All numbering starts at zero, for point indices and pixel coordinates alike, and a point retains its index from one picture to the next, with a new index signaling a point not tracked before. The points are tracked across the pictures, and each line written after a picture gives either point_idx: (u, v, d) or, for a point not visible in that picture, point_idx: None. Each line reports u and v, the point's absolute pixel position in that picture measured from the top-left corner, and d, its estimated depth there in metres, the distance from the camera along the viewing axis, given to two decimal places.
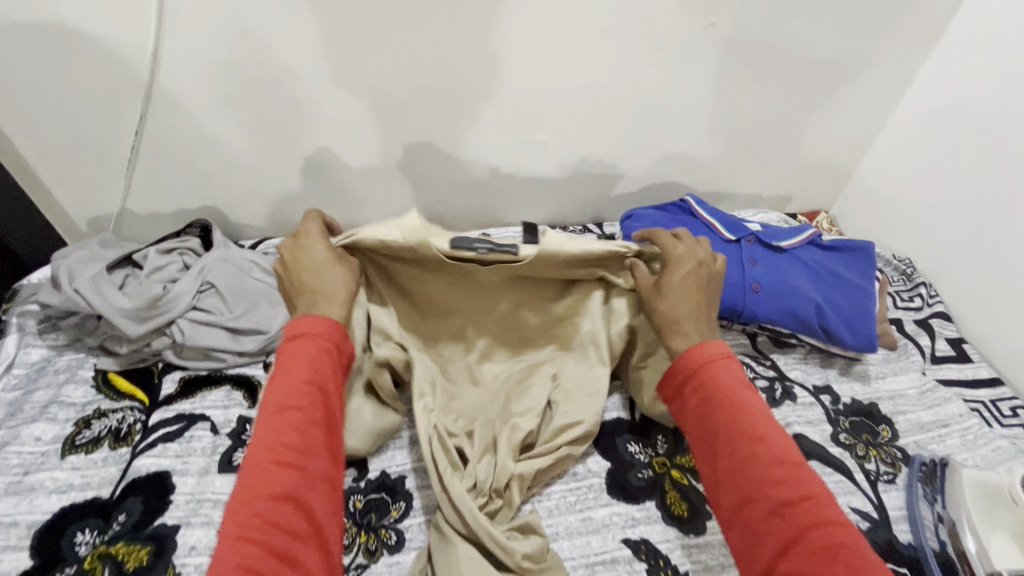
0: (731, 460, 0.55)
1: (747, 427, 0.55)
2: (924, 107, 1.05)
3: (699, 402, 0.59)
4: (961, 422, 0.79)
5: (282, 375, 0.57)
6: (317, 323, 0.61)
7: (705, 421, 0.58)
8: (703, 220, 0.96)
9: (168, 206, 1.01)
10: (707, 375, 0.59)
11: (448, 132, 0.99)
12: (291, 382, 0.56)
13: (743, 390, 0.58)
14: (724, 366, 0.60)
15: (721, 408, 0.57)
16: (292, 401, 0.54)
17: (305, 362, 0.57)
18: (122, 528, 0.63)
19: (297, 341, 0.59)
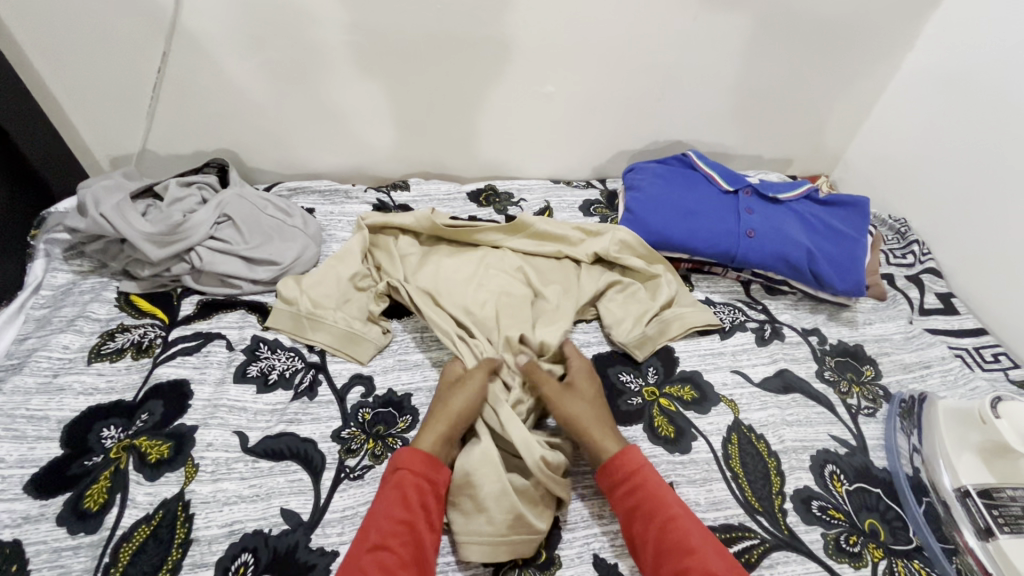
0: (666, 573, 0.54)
1: (676, 541, 0.55)
2: (928, 70, 1.06)
3: (630, 512, 0.59)
4: (942, 364, 0.82)
5: (380, 504, 0.57)
6: (417, 458, 0.61)
7: (635, 531, 0.58)
8: (703, 172, 0.99)
9: (188, 146, 1.05)
10: (638, 483, 0.60)
11: (458, 81, 1.02)
12: (387, 514, 0.56)
13: (672, 500, 0.59)
14: (650, 475, 0.61)
15: (652, 518, 0.58)
16: (385, 532, 0.54)
17: (398, 500, 0.57)
18: (144, 425, 0.68)
19: (394, 474, 0.60)
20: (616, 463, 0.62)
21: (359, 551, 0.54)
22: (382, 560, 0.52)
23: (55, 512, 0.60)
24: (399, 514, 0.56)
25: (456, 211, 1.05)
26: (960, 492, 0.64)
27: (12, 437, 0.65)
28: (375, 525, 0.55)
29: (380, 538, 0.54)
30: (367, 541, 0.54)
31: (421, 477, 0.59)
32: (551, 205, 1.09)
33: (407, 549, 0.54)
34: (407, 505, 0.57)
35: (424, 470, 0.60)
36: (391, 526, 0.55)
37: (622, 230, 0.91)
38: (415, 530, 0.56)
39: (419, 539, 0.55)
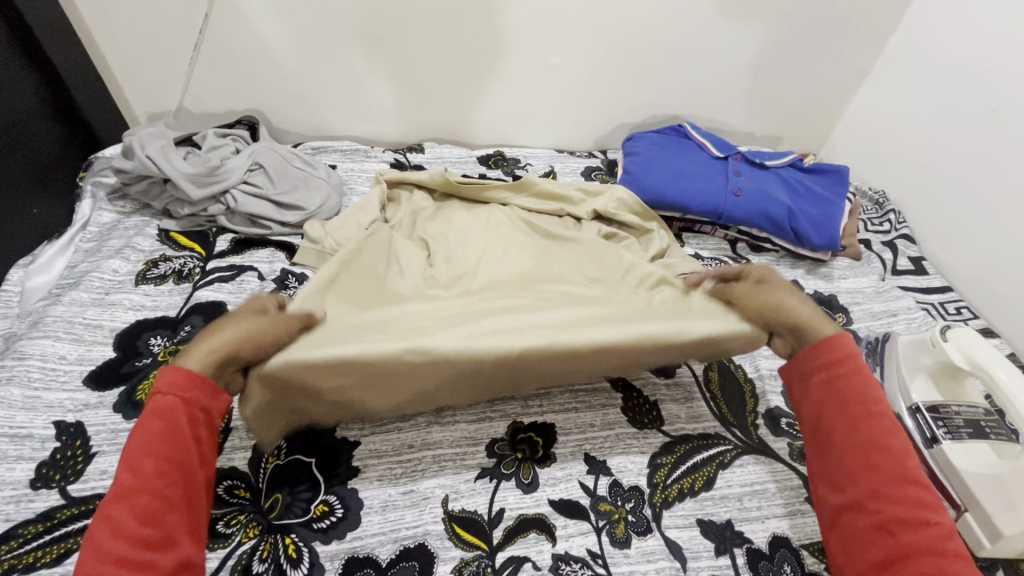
0: (846, 459, 0.56)
1: (872, 436, 0.55)
2: (907, 53, 1.14)
3: (825, 396, 0.59)
4: (908, 313, 0.90)
5: (141, 440, 0.48)
6: (189, 384, 0.51)
7: (826, 414, 0.59)
8: (696, 141, 1.07)
9: (221, 105, 1.13)
10: (843, 371, 0.59)
11: (470, 50, 1.10)
12: (148, 451, 0.48)
13: (875, 395, 0.58)
14: (860, 366, 0.59)
15: (848, 408, 0.57)
16: (152, 471, 0.47)
17: (163, 434, 0.48)
18: (187, 336, 0.76)
19: (158, 401, 0.50)
20: (823, 350, 0.61)
21: (112, 497, 0.46)
22: (139, 507, 0.45)
23: (112, 401, 0.68)
24: (164, 448, 0.48)
25: (466, 172, 1.14)
26: (913, 408, 0.71)
27: (71, 339, 0.73)
28: (132, 466, 0.47)
29: (138, 479, 0.46)
30: (125, 484, 0.46)
31: (193, 407, 0.51)
32: (555, 169, 1.17)
33: (175, 490, 0.48)
34: (176, 439, 0.49)
35: (199, 399, 0.51)
36: (152, 466, 0.47)
37: (619, 189, 0.99)
38: (184, 467, 0.49)
39: (189, 477, 0.50)
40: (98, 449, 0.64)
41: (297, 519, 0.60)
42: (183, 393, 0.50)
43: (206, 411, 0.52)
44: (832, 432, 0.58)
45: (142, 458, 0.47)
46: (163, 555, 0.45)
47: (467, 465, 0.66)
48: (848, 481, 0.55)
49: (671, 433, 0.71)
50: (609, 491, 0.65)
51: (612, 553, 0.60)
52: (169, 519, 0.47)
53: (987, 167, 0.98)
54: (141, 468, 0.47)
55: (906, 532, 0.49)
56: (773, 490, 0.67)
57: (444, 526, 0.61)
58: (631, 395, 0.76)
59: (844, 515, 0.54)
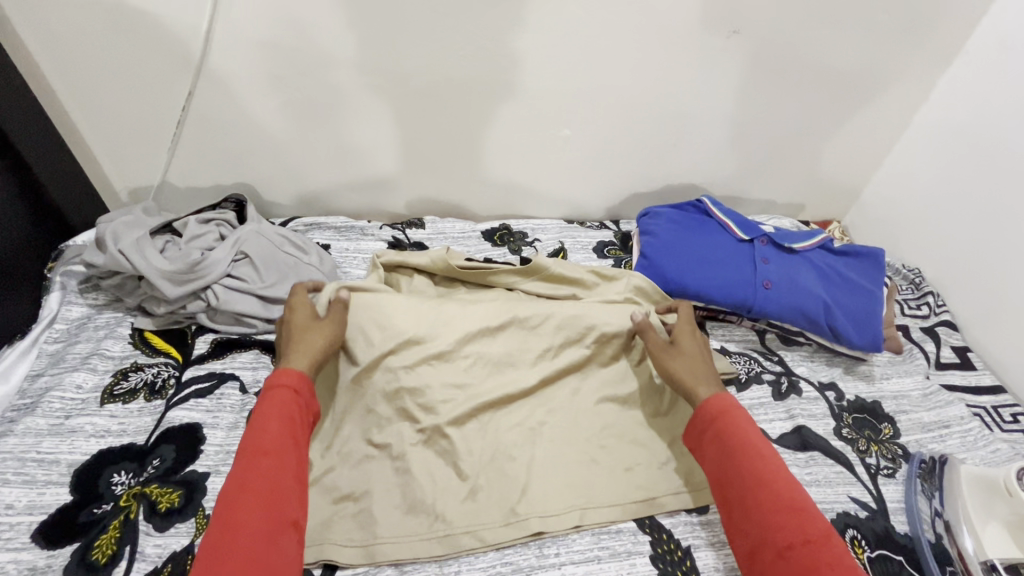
0: (739, 504, 0.57)
1: (757, 476, 0.57)
2: (939, 122, 1.08)
3: (715, 451, 0.61)
4: (961, 424, 0.81)
5: (268, 418, 0.58)
6: (299, 381, 0.62)
7: (719, 466, 0.60)
8: (717, 220, 0.99)
9: (207, 180, 1.06)
10: (721, 425, 0.62)
11: (475, 122, 1.03)
12: (271, 427, 0.57)
13: (756, 435, 0.60)
14: (737, 416, 0.63)
15: (730, 455, 0.59)
16: (277, 441, 0.56)
17: (282, 414, 0.58)
18: (155, 472, 0.67)
19: (275, 391, 0.61)
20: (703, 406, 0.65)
21: (241, 463, 0.54)
22: (265, 469, 0.54)
23: (63, 562, 0.59)
24: (283, 427, 0.58)
25: (470, 251, 1.06)
26: (988, 565, 0.63)
27: (21, 481, 0.64)
28: (259, 437, 0.56)
29: (263, 448, 0.55)
30: (253, 450, 0.55)
31: (302, 397, 0.62)
32: (565, 246, 1.09)
33: (291, 459, 0.56)
34: (292, 422, 0.59)
35: (305, 393, 0.62)
36: (277, 437, 0.56)
37: (636, 278, 0.92)
38: (298, 444, 0.58)
39: (300, 453, 0.58)
40: None
41: None
42: (298, 385, 0.61)
43: (309, 405, 0.63)
44: (724, 482, 0.59)
45: (263, 434, 0.56)
46: (285, 509, 0.52)
47: None
48: (747, 525, 0.55)
49: None
50: None
51: None
52: (287, 482, 0.54)
53: None
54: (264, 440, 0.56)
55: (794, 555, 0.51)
56: None
57: None
58: (660, 539, 0.67)
59: (754, 556, 0.54)
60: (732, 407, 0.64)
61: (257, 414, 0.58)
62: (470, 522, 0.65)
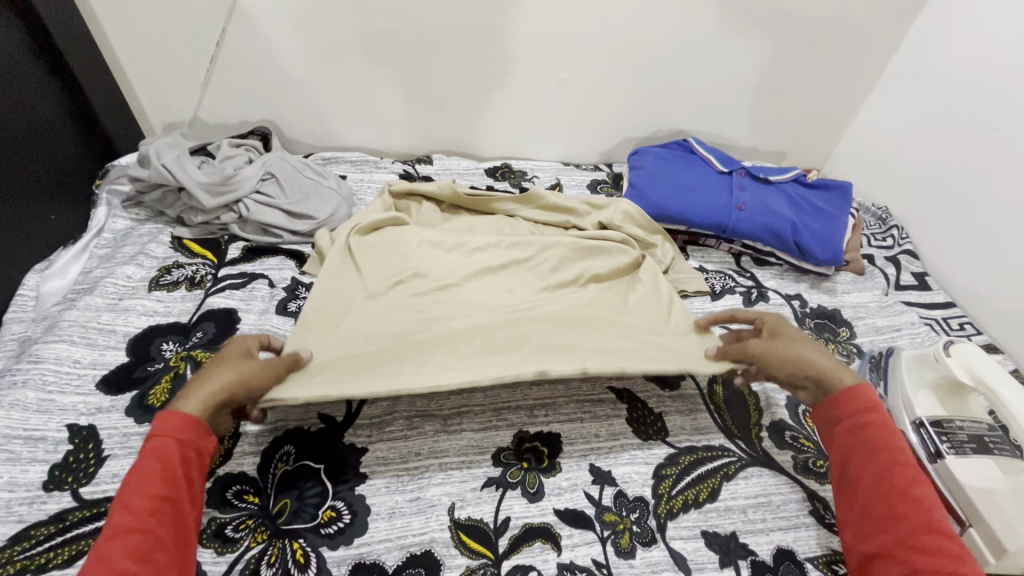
0: (869, 502, 0.57)
1: (899, 484, 0.56)
2: (911, 71, 1.16)
3: (852, 446, 0.60)
4: (911, 328, 0.90)
5: (145, 473, 0.50)
6: (185, 427, 0.54)
7: (852, 461, 0.59)
8: (701, 156, 1.09)
9: (234, 116, 1.16)
10: (868, 421, 0.61)
11: (480, 65, 1.12)
12: (143, 489, 0.49)
13: (903, 445, 0.59)
14: (885, 418, 0.61)
15: (876, 457, 0.58)
16: (152, 503, 0.49)
17: (158, 476, 0.50)
18: (199, 342, 0.78)
19: (154, 445, 0.52)
20: (849, 397, 0.62)
21: (106, 537, 0.47)
22: (132, 545, 0.46)
23: (124, 405, 0.70)
24: (158, 485, 0.50)
25: (474, 184, 1.16)
26: (916, 423, 0.72)
27: (85, 343, 0.75)
28: (126, 506, 0.48)
29: (133, 520, 0.48)
30: (124, 518, 0.48)
31: (188, 448, 0.53)
32: (561, 182, 1.19)
33: (166, 527, 0.49)
34: (168, 477, 0.51)
35: (192, 438, 0.54)
36: (146, 506, 0.49)
37: (624, 203, 1.02)
38: (179, 507, 0.51)
39: (183, 516, 0.51)
40: (110, 452, 0.65)
41: (305, 525, 0.60)
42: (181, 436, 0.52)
43: (199, 452, 0.54)
44: (856, 477, 0.59)
45: (136, 501, 0.49)
46: None
47: (473, 473, 0.67)
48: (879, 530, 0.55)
49: (676, 444, 0.72)
50: (613, 501, 0.66)
51: (616, 563, 0.60)
52: (161, 555, 0.47)
53: (988, 185, 1.00)
54: (136, 507, 0.48)
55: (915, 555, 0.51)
56: (777, 502, 0.67)
57: (450, 534, 0.61)
58: (635, 407, 0.76)
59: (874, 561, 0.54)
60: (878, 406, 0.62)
61: (132, 473, 0.50)
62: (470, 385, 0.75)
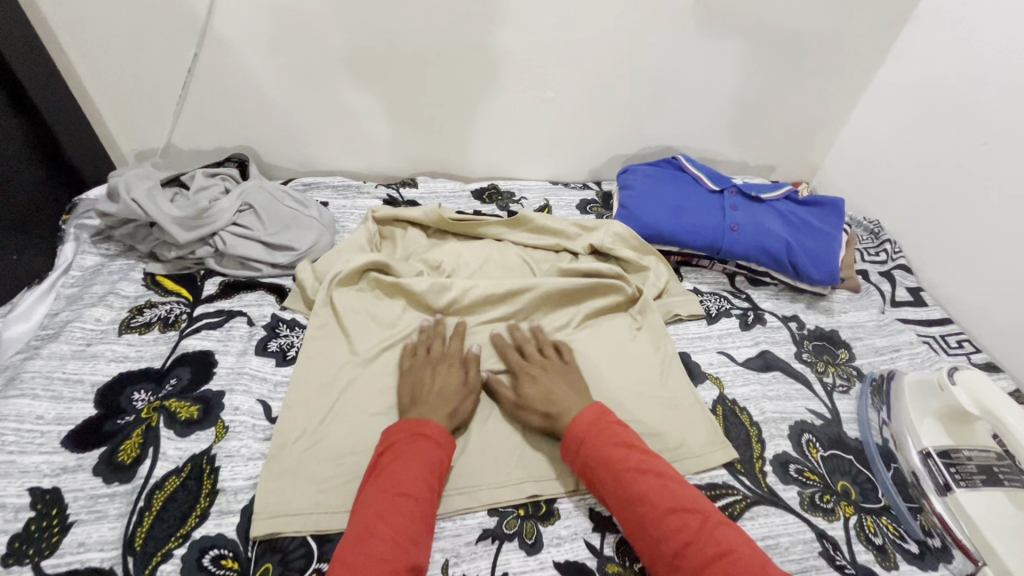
0: (631, 511, 0.58)
1: (677, 491, 0.59)
2: (897, 85, 1.16)
3: (593, 457, 0.63)
4: (910, 348, 0.89)
5: (396, 471, 0.59)
6: (441, 434, 0.64)
7: (597, 471, 0.62)
8: (691, 174, 1.07)
9: (210, 142, 1.12)
10: (594, 433, 0.64)
11: (464, 85, 1.10)
12: (412, 477, 0.59)
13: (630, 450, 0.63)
14: (612, 426, 0.65)
15: (651, 468, 0.61)
16: (413, 492, 0.58)
17: (426, 467, 0.61)
18: (173, 390, 0.73)
19: (412, 443, 0.62)
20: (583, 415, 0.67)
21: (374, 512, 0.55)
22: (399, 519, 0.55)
23: (92, 463, 0.65)
24: (429, 477, 0.60)
25: (461, 207, 1.12)
26: (924, 453, 0.70)
27: (49, 396, 0.70)
28: (397, 490, 0.57)
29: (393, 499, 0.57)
30: (377, 507, 0.56)
31: (440, 448, 0.63)
32: (550, 203, 1.16)
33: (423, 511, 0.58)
34: (434, 471, 0.61)
35: (444, 445, 0.64)
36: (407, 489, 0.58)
37: (615, 224, 0.99)
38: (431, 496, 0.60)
39: (431, 505, 0.59)
40: (76, 518, 0.60)
41: None
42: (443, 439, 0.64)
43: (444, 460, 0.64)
44: (608, 488, 0.61)
45: (390, 486, 0.58)
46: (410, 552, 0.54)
47: (468, 525, 0.63)
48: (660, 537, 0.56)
49: None
50: (616, 550, 0.62)
51: None
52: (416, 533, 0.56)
53: (979, 198, 0.99)
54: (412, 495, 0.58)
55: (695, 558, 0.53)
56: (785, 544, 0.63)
57: None
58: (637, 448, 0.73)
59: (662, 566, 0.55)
60: (603, 417, 0.67)
61: (397, 463, 0.60)
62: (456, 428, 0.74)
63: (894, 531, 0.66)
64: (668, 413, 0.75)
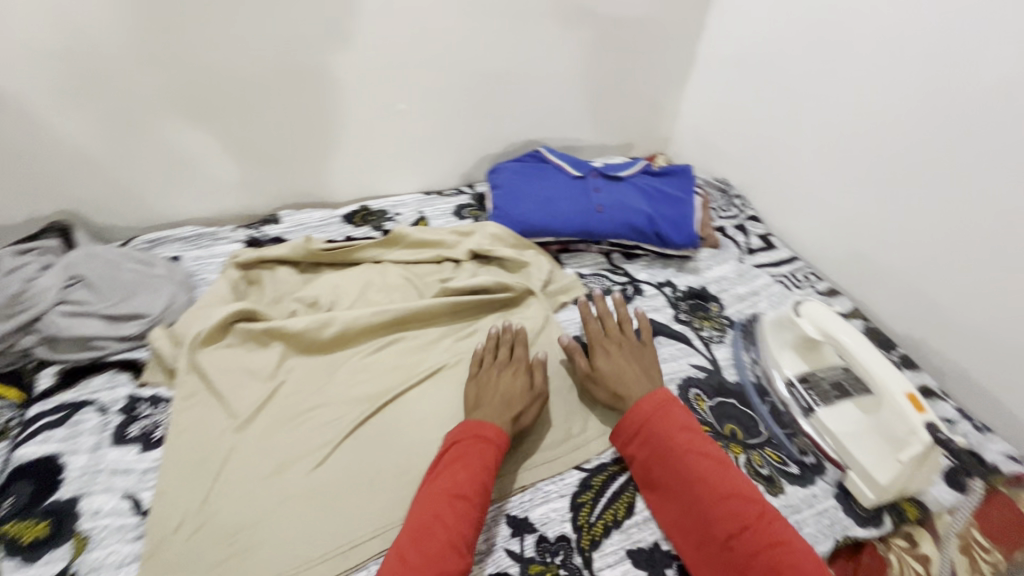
0: (683, 501, 0.63)
1: (723, 485, 0.62)
2: (717, 56, 1.28)
3: (650, 453, 0.67)
4: (768, 289, 1.00)
5: (457, 472, 0.62)
6: (495, 435, 0.66)
7: (656, 463, 0.66)
8: (554, 164, 1.10)
9: (17, 214, 0.97)
10: (655, 420, 0.68)
11: (309, 109, 1.04)
12: (458, 482, 0.61)
13: (687, 435, 0.67)
14: (670, 412, 0.69)
15: (707, 458, 0.65)
16: (468, 496, 0.60)
17: (480, 468, 0.63)
18: (11, 512, 0.63)
19: (461, 445, 0.65)
20: (642, 404, 0.70)
21: (421, 524, 0.58)
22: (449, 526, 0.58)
23: None
24: (485, 479, 0.62)
25: (332, 235, 1.07)
26: (789, 383, 0.78)
27: None
28: (449, 492, 0.60)
29: (445, 505, 0.59)
30: (434, 511, 0.59)
31: (496, 448, 0.65)
32: (425, 215, 1.14)
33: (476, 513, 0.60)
34: (487, 472, 0.63)
35: (500, 445, 0.66)
36: (455, 496, 0.60)
37: (490, 225, 1.01)
38: (484, 501, 0.62)
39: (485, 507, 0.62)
40: None
41: None
42: (498, 439, 0.65)
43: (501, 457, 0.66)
44: (665, 479, 0.65)
45: (440, 493, 0.60)
46: (457, 559, 0.56)
47: None
48: (705, 524, 0.61)
49: (586, 467, 0.71)
50: (536, 549, 0.63)
51: None
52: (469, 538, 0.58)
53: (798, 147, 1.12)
54: (459, 501, 0.60)
55: (744, 546, 0.58)
56: None
57: None
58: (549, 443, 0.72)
59: (700, 548, 0.61)
60: (668, 401, 0.70)
61: (448, 467, 0.63)
62: (357, 469, 0.70)
63: (776, 458, 0.73)
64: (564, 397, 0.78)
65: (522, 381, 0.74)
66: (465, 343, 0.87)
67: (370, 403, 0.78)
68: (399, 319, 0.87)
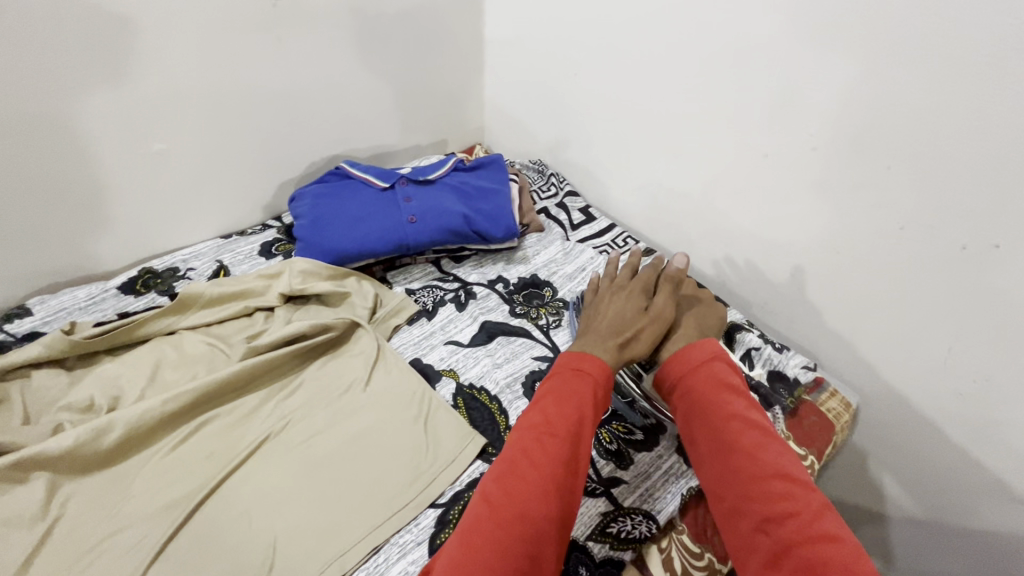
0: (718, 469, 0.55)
1: (767, 460, 0.53)
2: (502, 39, 1.27)
3: (686, 410, 0.60)
4: (593, 263, 1.01)
5: (547, 407, 0.56)
6: (597, 368, 0.60)
7: (692, 422, 0.59)
8: (359, 178, 1.02)
9: None
10: (695, 379, 0.61)
11: (27, 171, 0.84)
12: (546, 417, 0.56)
13: (732, 396, 0.58)
14: (713, 369, 0.61)
15: (749, 425, 0.56)
16: (560, 433, 0.54)
17: (572, 399, 0.57)
18: None
19: (553, 378, 0.60)
20: (690, 356, 0.63)
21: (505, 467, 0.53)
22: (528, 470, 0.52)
23: None
24: (581, 415, 0.56)
25: (105, 313, 0.90)
26: None
27: None
28: (532, 428, 0.55)
29: (531, 442, 0.54)
30: (524, 445, 0.54)
31: (591, 383, 0.59)
32: (225, 263, 1.01)
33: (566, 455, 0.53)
34: (580, 408, 0.57)
35: (599, 380, 0.60)
36: (543, 434, 0.54)
37: (298, 261, 0.90)
38: (579, 443, 0.55)
39: (580, 451, 0.55)
40: None
41: None
42: (594, 373, 0.59)
43: (604, 395, 0.60)
44: (702, 443, 0.57)
45: (528, 433, 0.55)
46: (536, 509, 0.50)
47: None
48: (740, 499, 0.52)
49: (441, 501, 0.69)
50: None
51: None
52: (557, 487, 0.51)
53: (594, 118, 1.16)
54: (544, 443, 0.54)
55: (781, 530, 0.48)
56: None
57: None
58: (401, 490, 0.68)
59: (730, 526, 0.52)
60: (717, 359, 0.62)
61: (538, 399, 0.58)
62: None
63: (621, 428, 0.76)
64: (407, 430, 0.74)
65: (636, 308, 0.70)
66: (290, 402, 0.77)
67: (181, 509, 0.65)
68: (202, 398, 0.74)
